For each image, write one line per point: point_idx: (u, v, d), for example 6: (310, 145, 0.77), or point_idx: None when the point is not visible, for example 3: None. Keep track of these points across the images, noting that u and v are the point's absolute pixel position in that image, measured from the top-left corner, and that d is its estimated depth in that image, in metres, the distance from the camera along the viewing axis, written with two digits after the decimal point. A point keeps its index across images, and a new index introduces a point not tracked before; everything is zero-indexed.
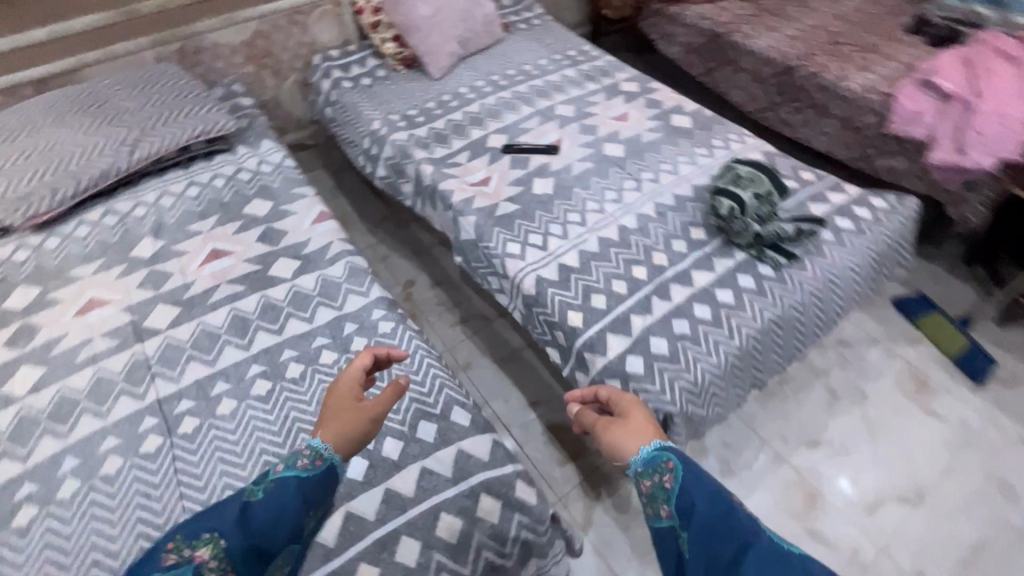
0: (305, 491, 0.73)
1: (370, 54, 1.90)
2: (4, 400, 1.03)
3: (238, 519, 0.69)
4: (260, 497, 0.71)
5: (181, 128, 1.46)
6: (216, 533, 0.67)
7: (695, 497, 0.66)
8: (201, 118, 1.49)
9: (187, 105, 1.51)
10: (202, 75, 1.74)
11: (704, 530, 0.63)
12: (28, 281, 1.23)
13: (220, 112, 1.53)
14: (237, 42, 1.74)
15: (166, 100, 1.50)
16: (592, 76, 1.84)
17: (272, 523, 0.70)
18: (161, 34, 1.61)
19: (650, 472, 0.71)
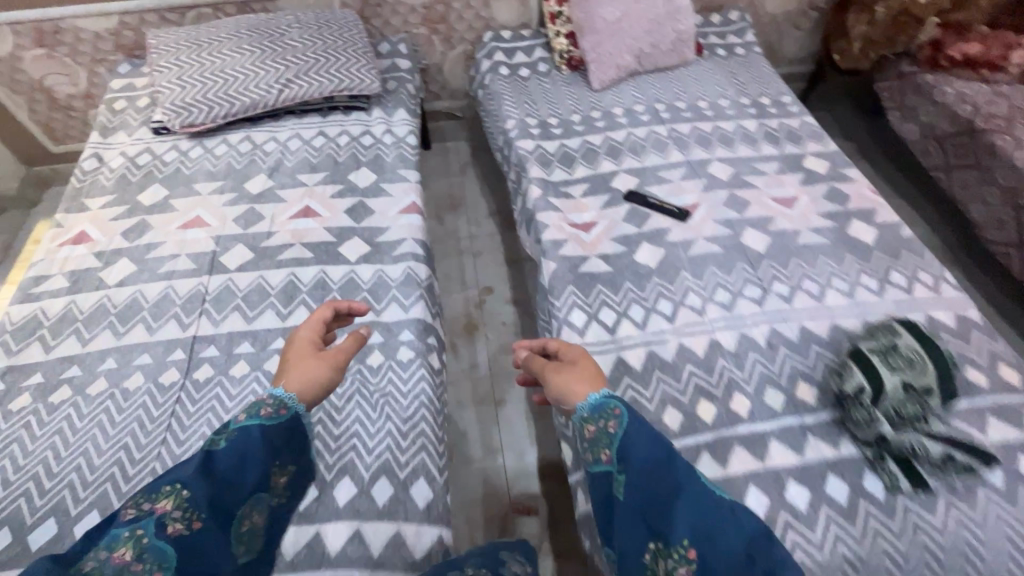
0: (266, 439, 0.79)
1: (540, 44, 1.78)
2: (97, 284, 1.18)
3: (200, 471, 0.72)
4: (222, 445, 0.76)
5: (330, 77, 1.50)
6: (177, 485, 0.70)
7: (635, 444, 0.78)
8: (351, 72, 1.52)
9: (344, 57, 1.54)
10: (377, 27, 1.77)
11: (643, 476, 0.75)
12: (163, 181, 1.39)
13: (370, 72, 1.55)
14: (417, 3, 1.73)
15: (330, 47, 1.55)
16: (773, 139, 1.51)
17: (234, 471, 0.74)
18: None
19: (596, 417, 0.83)
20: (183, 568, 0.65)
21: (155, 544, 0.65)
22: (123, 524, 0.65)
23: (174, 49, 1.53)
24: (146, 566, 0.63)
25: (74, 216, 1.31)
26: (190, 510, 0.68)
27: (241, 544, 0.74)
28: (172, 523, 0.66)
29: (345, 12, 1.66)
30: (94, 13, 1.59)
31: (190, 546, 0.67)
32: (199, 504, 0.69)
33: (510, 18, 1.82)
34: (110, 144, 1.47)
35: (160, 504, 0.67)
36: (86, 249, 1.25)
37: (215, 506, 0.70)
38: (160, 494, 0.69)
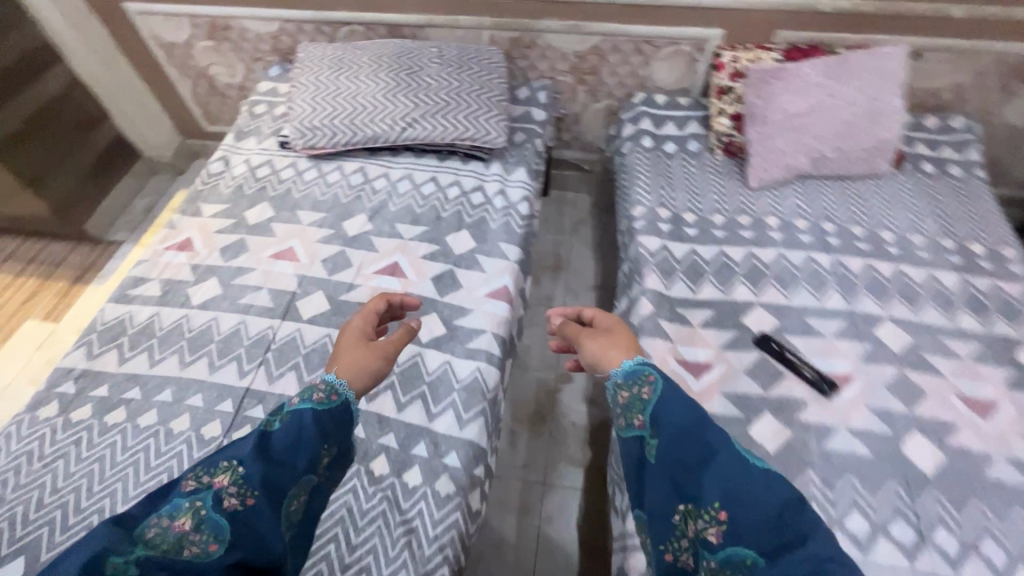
0: (317, 421, 0.80)
1: (697, 119, 1.53)
2: (183, 301, 1.19)
3: (256, 450, 0.74)
4: (276, 425, 0.78)
5: (455, 125, 1.40)
6: (232, 461, 0.72)
7: (668, 410, 0.75)
8: (478, 123, 1.41)
9: (475, 104, 1.43)
10: (522, 68, 1.64)
11: (674, 440, 0.73)
12: (273, 200, 1.39)
13: (499, 124, 1.43)
14: (570, 50, 1.56)
15: (464, 90, 1.45)
16: (977, 306, 1.15)
17: (288, 447, 0.76)
18: (506, 18, 1.52)
19: (629, 383, 0.80)
20: (240, 545, 0.67)
21: (210, 519, 0.67)
22: (181, 496, 0.68)
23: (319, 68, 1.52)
24: (203, 539, 0.65)
25: (188, 219, 1.35)
26: (245, 486, 0.70)
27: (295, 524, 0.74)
28: (226, 498, 0.68)
29: (490, 50, 1.55)
30: (258, 16, 1.63)
31: (241, 526, 0.68)
32: (252, 481, 0.70)
33: (669, 81, 1.59)
34: (240, 149, 1.51)
35: (217, 479, 0.70)
36: (186, 258, 1.27)
37: (267, 485, 0.71)
38: (218, 468, 0.71)
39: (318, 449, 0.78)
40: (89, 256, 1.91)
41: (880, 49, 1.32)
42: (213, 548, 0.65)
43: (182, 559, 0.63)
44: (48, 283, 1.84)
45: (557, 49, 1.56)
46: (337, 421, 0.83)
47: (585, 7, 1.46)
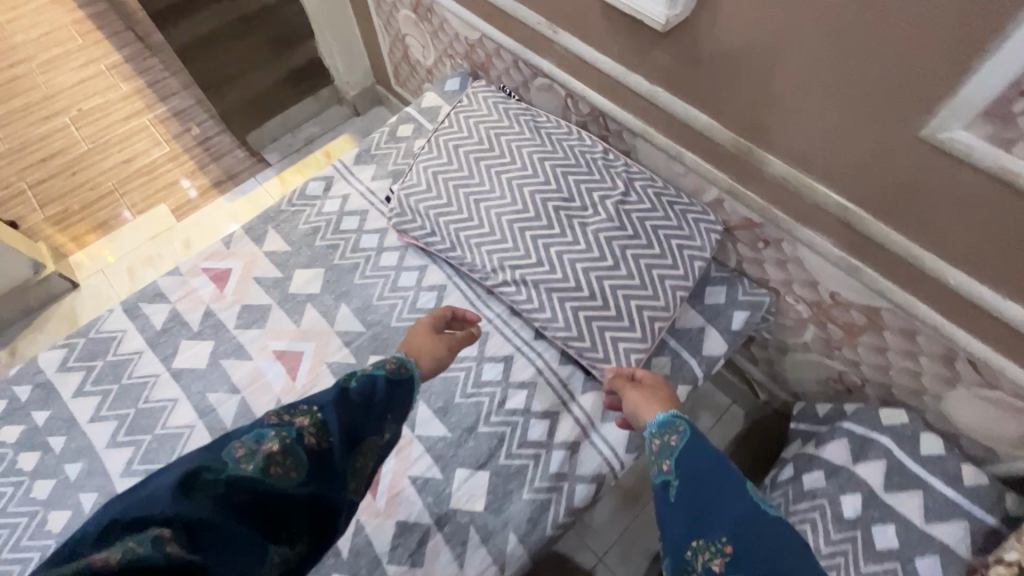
0: (390, 392, 0.73)
1: (974, 529, 0.82)
2: (166, 354, 1.02)
3: (336, 396, 0.68)
4: (354, 382, 0.71)
5: (570, 325, 0.92)
6: (313, 406, 0.66)
7: (698, 461, 0.66)
8: (602, 338, 0.91)
9: (617, 308, 0.91)
10: (741, 255, 1.03)
11: (696, 482, 0.64)
12: (331, 270, 1.11)
13: (632, 356, 0.91)
14: (827, 287, 0.91)
15: (617, 278, 0.92)
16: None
17: (368, 399, 0.70)
18: (756, 195, 0.91)
19: (660, 431, 0.72)
20: (316, 479, 0.62)
21: (299, 452, 0.61)
22: (265, 425, 0.62)
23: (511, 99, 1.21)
24: (284, 466, 0.60)
25: (246, 243, 1.15)
26: (325, 431, 0.64)
27: (357, 484, 0.68)
28: (309, 436, 0.63)
29: (702, 228, 0.96)
30: (460, 18, 1.25)
31: (318, 465, 0.62)
32: (333, 426, 0.65)
33: (970, 425, 0.87)
34: (352, 176, 1.24)
35: (299, 419, 0.64)
36: (210, 296, 1.09)
37: (347, 427, 0.66)
38: (297, 410, 0.65)
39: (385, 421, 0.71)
40: (240, 164, 1.91)
41: None
42: (294, 476, 0.60)
43: (268, 482, 0.58)
44: (197, 175, 1.90)
45: (809, 271, 0.93)
46: (404, 397, 0.75)
47: (886, 254, 0.79)
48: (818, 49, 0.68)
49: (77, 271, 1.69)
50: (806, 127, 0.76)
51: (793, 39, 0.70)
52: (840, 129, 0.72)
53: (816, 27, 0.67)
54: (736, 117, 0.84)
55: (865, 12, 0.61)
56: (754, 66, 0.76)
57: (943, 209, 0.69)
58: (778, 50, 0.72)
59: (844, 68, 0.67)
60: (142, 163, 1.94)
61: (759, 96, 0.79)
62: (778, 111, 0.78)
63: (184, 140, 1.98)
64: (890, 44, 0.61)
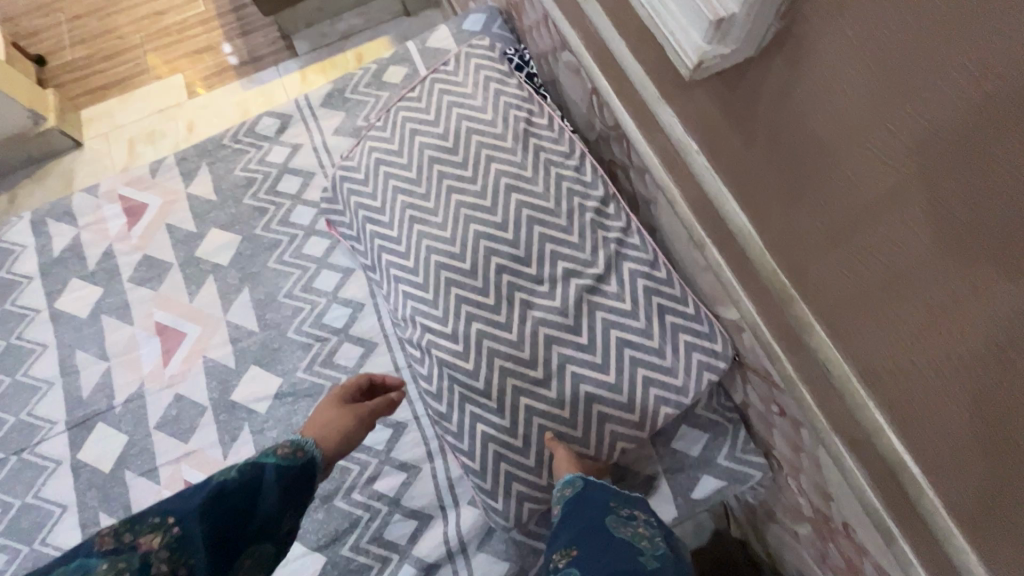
0: (281, 490, 0.57)
1: None
2: (52, 290, 0.91)
3: (199, 500, 0.52)
4: (233, 475, 0.55)
5: (461, 436, 0.69)
6: (169, 517, 0.50)
7: (587, 505, 0.60)
8: (492, 469, 0.67)
9: (522, 438, 0.66)
10: (747, 401, 0.71)
11: (580, 521, 0.58)
12: (247, 241, 0.92)
13: (521, 502, 0.68)
14: (843, 517, 0.59)
15: (537, 401, 0.66)
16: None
17: (247, 505, 0.54)
18: (779, 351, 0.57)
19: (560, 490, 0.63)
20: None
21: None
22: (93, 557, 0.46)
23: (526, 71, 0.86)
24: None
25: (172, 176, 0.97)
26: (184, 553, 0.49)
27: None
28: (159, 563, 0.47)
29: (691, 370, 0.65)
30: None
31: None
32: (196, 546, 0.49)
33: None
34: (313, 121, 0.98)
35: (145, 540, 0.48)
36: (116, 233, 0.94)
37: (215, 543, 0.51)
38: (146, 524, 0.49)
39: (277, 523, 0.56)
40: (268, 46, 1.68)
41: None
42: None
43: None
44: (221, 47, 1.70)
45: (824, 480, 0.61)
46: (300, 493, 0.60)
47: (945, 559, 0.46)
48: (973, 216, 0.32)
49: (84, 128, 1.61)
50: (893, 325, 0.41)
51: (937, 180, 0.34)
52: (952, 366, 0.38)
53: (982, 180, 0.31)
54: (790, 246, 0.49)
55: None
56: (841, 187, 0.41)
57: None
58: (903, 183, 0.36)
59: (1008, 281, 0.32)
60: (174, 18, 1.75)
61: (835, 236, 0.44)
62: (856, 274, 0.43)
63: (220, 1, 1.76)
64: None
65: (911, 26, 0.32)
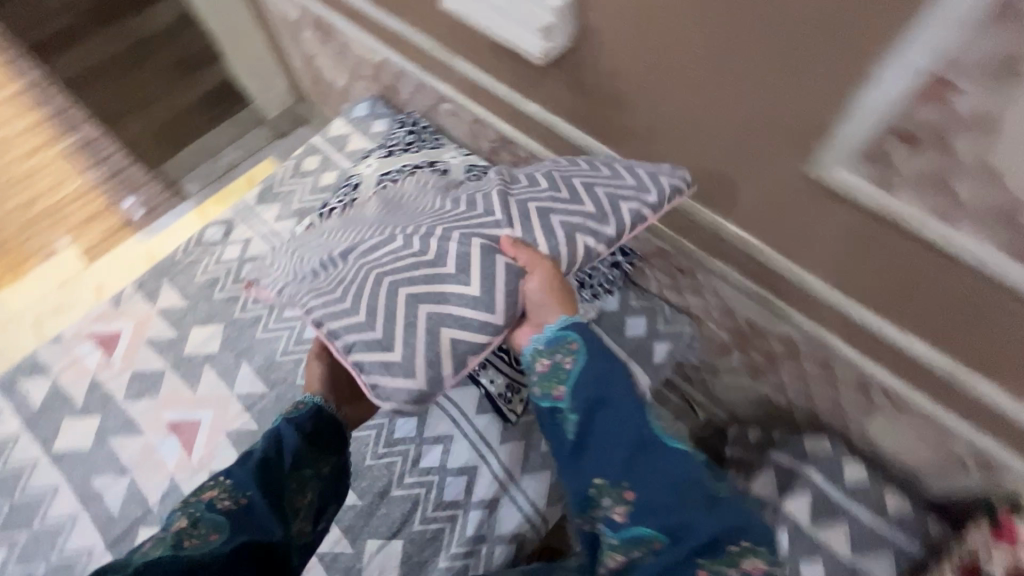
0: (301, 427, 0.61)
1: (897, 557, 0.80)
2: (46, 436, 0.93)
3: (243, 459, 0.57)
4: (259, 442, 0.59)
5: (373, 304, 0.67)
6: (219, 476, 0.56)
7: (600, 387, 0.57)
8: (418, 315, 0.66)
9: (462, 274, 0.67)
10: (661, 283, 0.98)
11: (607, 430, 0.56)
12: (230, 326, 1.03)
13: (451, 340, 0.65)
14: (744, 317, 0.87)
15: (480, 230, 0.70)
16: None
17: (276, 450, 0.58)
18: (660, 224, 0.87)
19: (550, 350, 0.60)
20: (249, 533, 0.51)
21: (213, 516, 0.51)
22: (171, 512, 0.52)
23: (419, 127, 1.14)
24: (202, 534, 0.49)
25: (137, 300, 1.06)
26: (239, 490, 0.54)
27: (304, 519, 0.57)
28: (221, 500, 0.53)
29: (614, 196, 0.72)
30: (361, 41, 1.16)
31: (246, 527, 0.52)
32: (249, 481, 0.55)
33: (893, 448, 0.84)
34: (253, 217, 1.15)
35: (208, 491, 0.54)
36: (96, 365, 0.99)
37: (263, 475, 0.56)
38: (203, 486, 0.55)
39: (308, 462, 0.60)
40: (155, 198, 1.79)
41: None
42: (216, 537, 0.49)
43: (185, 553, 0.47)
44: (108, 213, 1.77)
45: (723, 300, 0.89)
46: (321, 439, 0.62)
47: (793, 290, 0.76)
48: (693, 87, 0.64)
49: None
50: (709, 165, 0.71)
51: (694, 76, 0.63)
52: (730, 172, 0.69)
53: (686, 69, 0.63)
54: (634, 153, 0.80)
55: (760, 60, 0.56)
56: (637, 105, 0.73)
57: (834, 252, 0.66)
58: (660, 91, 0.68)
59: (721, 110, 0.64)
60: (48, 202, 1.80)
61: (649, 134, 0.75)
62: (680, 146, 0.72)
63: (92, 173, 1.84)
64: (795, 87, 0.55)
65: (623, 16, 0.65)
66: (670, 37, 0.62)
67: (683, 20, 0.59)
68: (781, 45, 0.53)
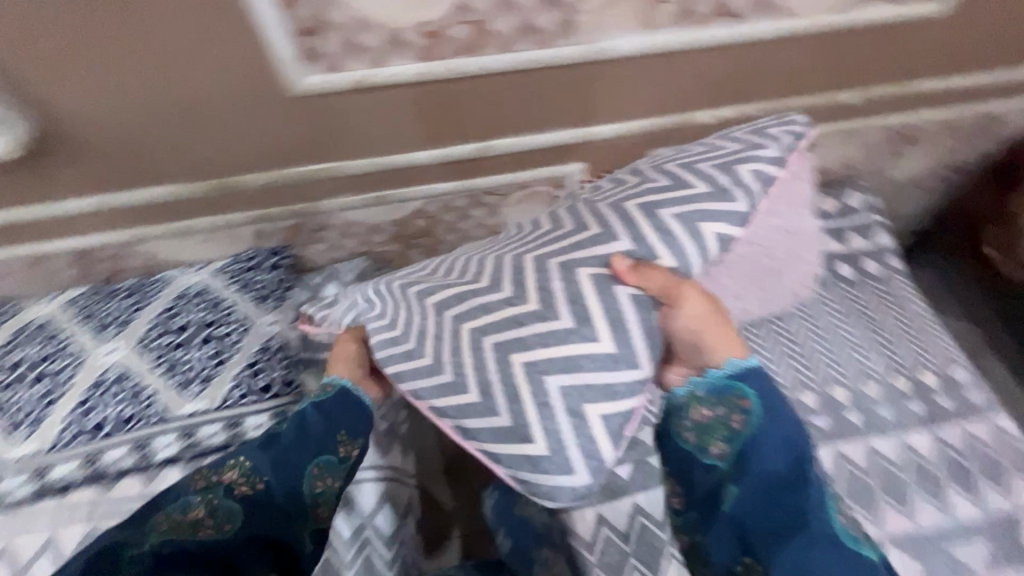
0: (326, 419, 0.75)
1: None
2: None
3: (262, 443, 0.74)
4: (285, 426, 0.75)
5: (425, 332, 0.71)
6: (239, 458, 0.72)
7: (770, 451, 0.56)
8: (549, 392, 0.63)
9: (587, 329, 0.64)
10: (322, 252, 1.11)
11: (795, 523, 0.54)
12: None
13: (601, 416, 0.63)
14: (385, 222, 1.07)
15: (581, 258, 0.67)
16: (961, 473, 0.97)
17: (296, 430, 0.74)
18: (270, 209, 0.99)
19: (714, 402, 0.59)
20: (250, 517, 0.68)
21: (227, 505, 0.68)
22: (195, 493, 0.70)
23: None
24: (213, 522, 0.67)
25: None
26: (254, 475, 0.70)
27: (322, 502, 0.71)
28: (239, 485, 0.69)
29: (734, 170, 0.71)
30: None
31: (254, 505, 0.69)
32: (259, 467, 0.71)
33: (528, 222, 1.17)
34: None
35: (224, 476, 0.70)
36: None
37: (275, 463, 0.71)
38: (224, 467, 0.71)
39: (331, 437, 0.74)
40: None
41: None
42: (229, 527, 0.67)
43: (201, 538, 0.66)
44: None
45: (363, 223, 1.06)
46: (343, 420, 0.75)
47: (380, 175, 0.97)
48: (172, 93, 0.79)
49: None
50: (247, 136, 0.87)
51: (168, 90, 0.78)
52: (259, 129, 0.86)
53: (152, 84, 0.77)
54: (199, 170, 0.91)
55: (182, 43, 0.73)
56: (157, 135, 0.84)
57: (363, 129, 0.89)
58: (158, 111, 0.81)
59: (205, 93, 0.80)
60: None
61: (190, 149, 0.87)
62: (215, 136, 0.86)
63: None
64: (221, 43, 0.74)
65: (70, 80, 0.75)
66: (117, 70, 0.75)
67: (110, 53, 0.73)
68: (178, 24, 0.71)
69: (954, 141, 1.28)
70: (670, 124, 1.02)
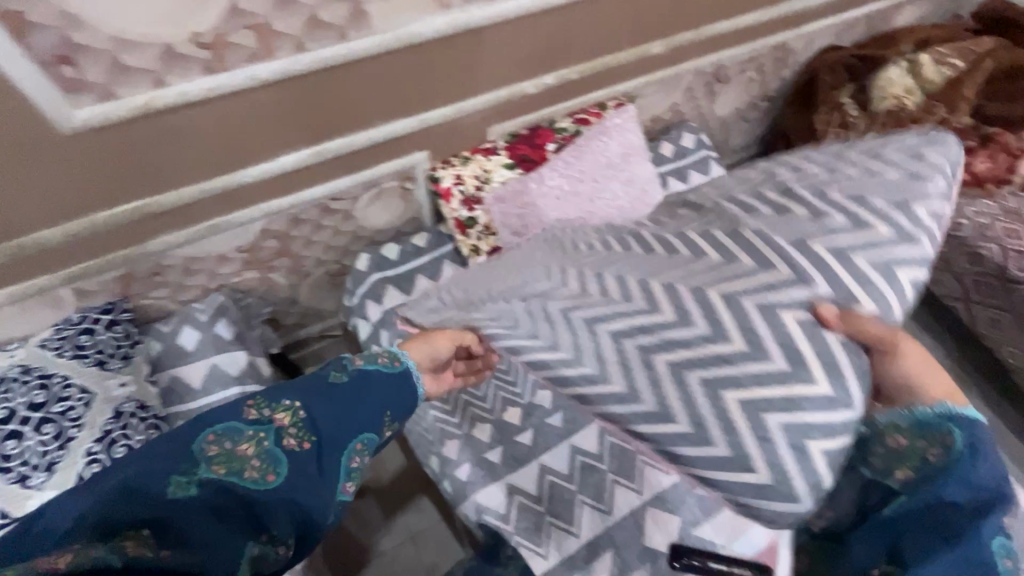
0: (385, 392, 0.59)
1: (449, 257, 1.15)
2: None
3: (315, 387, 0.55)
4: (342, 375, 0.57)
5: (577, 347, 0.51)
6: (296, 399, 0.53)
7: (960, 493, 0.51)
8: (655, 373, 0.46)
9: (749, 347, 0.43)
10: (168, 295, 1.01)
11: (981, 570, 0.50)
12: None
13: (780, 428, 0.41)
14: (231, 248, 1.00)
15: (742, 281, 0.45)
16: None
17: (353, 391, 0.57)
18: (84, 263, 0.89)
19: (917, 434, 0.53)
20: (304, 479, 0.49)
21: (276, 455, 0.49)
22: (241, 421, 0.50)
23: None
24: (260, 469, 0.48)
25: None
26: (305, 428, 0.52)
27: (353, 481, 0.54)
28: (288, 437, 0.51)
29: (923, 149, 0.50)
30: None
31: (302, 473, 0.49)
32: (318, 424, 0.53)
33: (389, 220, 1.15)
34: None
35: (276, 417, 0.51)
36: None
37: (333, 424, 0.53)
38: (279, 402, 0.52)
39: (382, 416, 0.58)
40: None
41: (608, 119, 1.13)
42: (275, 480, 0.48)
43: (241, 488, 0.46)
44: None
45: (206, 254, 0.98)
46: (403, 397, 0.60)
47: (210, 200, 0.91)
48: None
49: None
50: (33, 184, 0.77)
51: None
52: (45, 174, 0.76)
53: None
54: None
55: None
56: None
57: (174, 154, 0.82)
58: None
59: None
60: None
61: None
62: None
63: None
64: None
65: None
66: None
67: None
68: None
69: (760, 71, 1.42)
70: (500, 96, 1.05)
